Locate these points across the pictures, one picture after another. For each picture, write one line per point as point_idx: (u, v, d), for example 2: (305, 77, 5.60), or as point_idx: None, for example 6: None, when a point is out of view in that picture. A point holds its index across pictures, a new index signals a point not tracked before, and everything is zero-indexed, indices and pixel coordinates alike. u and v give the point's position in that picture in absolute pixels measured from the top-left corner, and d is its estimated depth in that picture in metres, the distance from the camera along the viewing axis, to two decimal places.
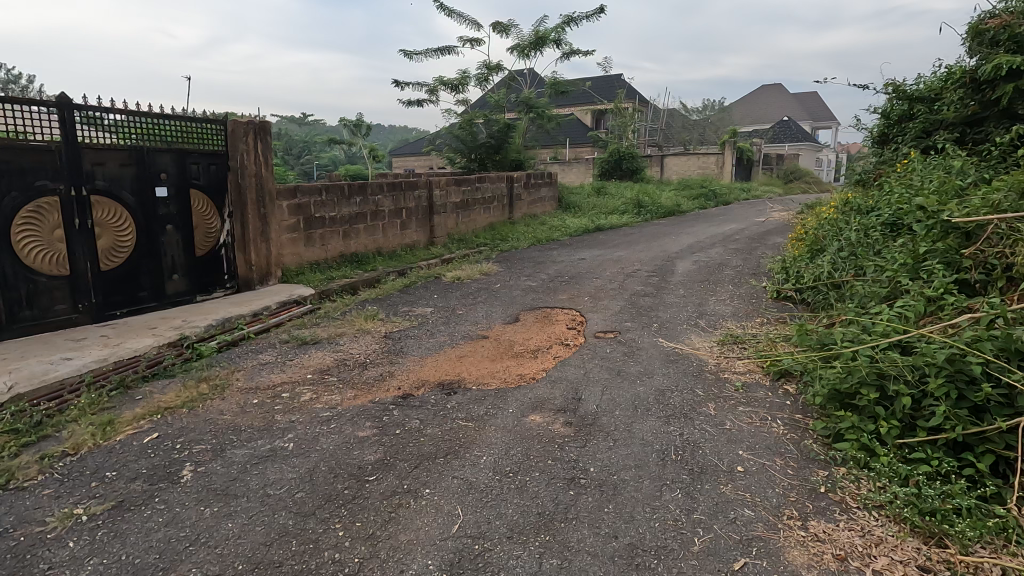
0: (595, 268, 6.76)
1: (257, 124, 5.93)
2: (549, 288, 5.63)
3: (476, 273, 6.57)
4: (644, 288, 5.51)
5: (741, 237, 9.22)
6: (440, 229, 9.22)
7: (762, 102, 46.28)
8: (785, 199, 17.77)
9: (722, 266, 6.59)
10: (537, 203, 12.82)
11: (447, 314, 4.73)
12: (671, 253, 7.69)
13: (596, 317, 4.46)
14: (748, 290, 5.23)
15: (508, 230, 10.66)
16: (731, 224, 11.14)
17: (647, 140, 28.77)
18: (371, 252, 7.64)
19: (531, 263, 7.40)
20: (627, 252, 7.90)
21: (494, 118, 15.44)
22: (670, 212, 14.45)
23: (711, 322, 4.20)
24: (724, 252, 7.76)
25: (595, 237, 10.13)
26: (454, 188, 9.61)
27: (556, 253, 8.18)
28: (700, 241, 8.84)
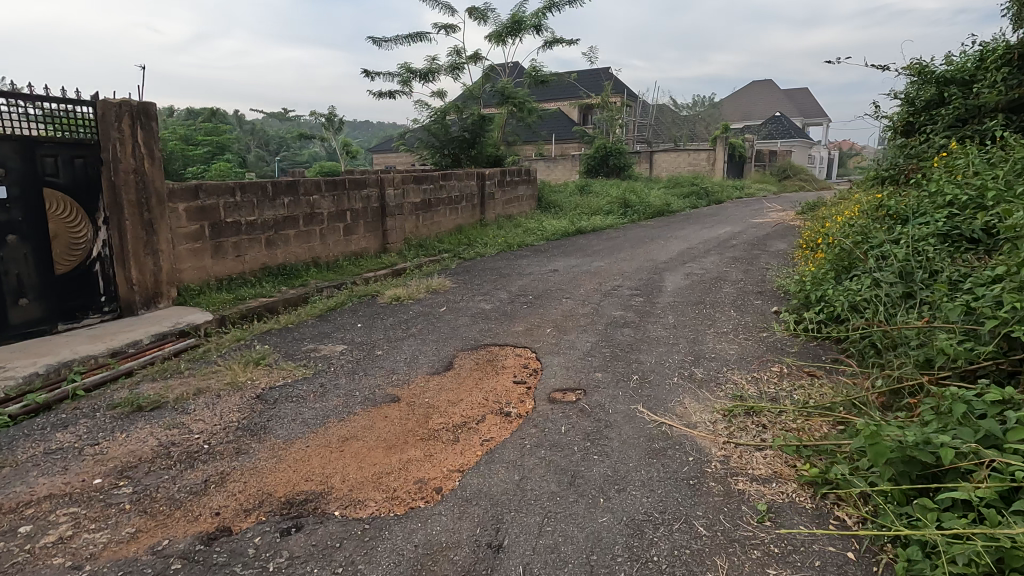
0: (568, 284, 5.60)
1: (137, 106, 4.69)
2: (505, 314, 4.48)
3: (420, 291, 5.39)
4: (624, 313, 4.37)
5: (739, 241, 8.13)
6: (395, 234, 8.03)
7: (753, 98, 45.41)
8: (781, 198, 16.72)
9: (720, 281, 5.46)
10: (513, 203, 11.66)
11: (360, 357, 3.55)
12: (659, 263, 6.55)
13: (556, 363, 3.30)
14: (755, 318, 4.10)
15: (477, 233, 9.49)
16: (726, 226, 10.06)
17: (635, 136, 27.66)
18: (304, 263, 6.45)
19: (493, 276, 6.23)
20: (607, 262, 6.75)
21: (468, 110, 14.25)
22: (659, 212, 13.33)
23: (711, 372, 3.07)
24: (722, 262, 6.63)
25: (574, 242, 8.98)
26: (413, 187, 8.42)
27: (525, 263, 7.02)
28: (692, 247, 7.72)
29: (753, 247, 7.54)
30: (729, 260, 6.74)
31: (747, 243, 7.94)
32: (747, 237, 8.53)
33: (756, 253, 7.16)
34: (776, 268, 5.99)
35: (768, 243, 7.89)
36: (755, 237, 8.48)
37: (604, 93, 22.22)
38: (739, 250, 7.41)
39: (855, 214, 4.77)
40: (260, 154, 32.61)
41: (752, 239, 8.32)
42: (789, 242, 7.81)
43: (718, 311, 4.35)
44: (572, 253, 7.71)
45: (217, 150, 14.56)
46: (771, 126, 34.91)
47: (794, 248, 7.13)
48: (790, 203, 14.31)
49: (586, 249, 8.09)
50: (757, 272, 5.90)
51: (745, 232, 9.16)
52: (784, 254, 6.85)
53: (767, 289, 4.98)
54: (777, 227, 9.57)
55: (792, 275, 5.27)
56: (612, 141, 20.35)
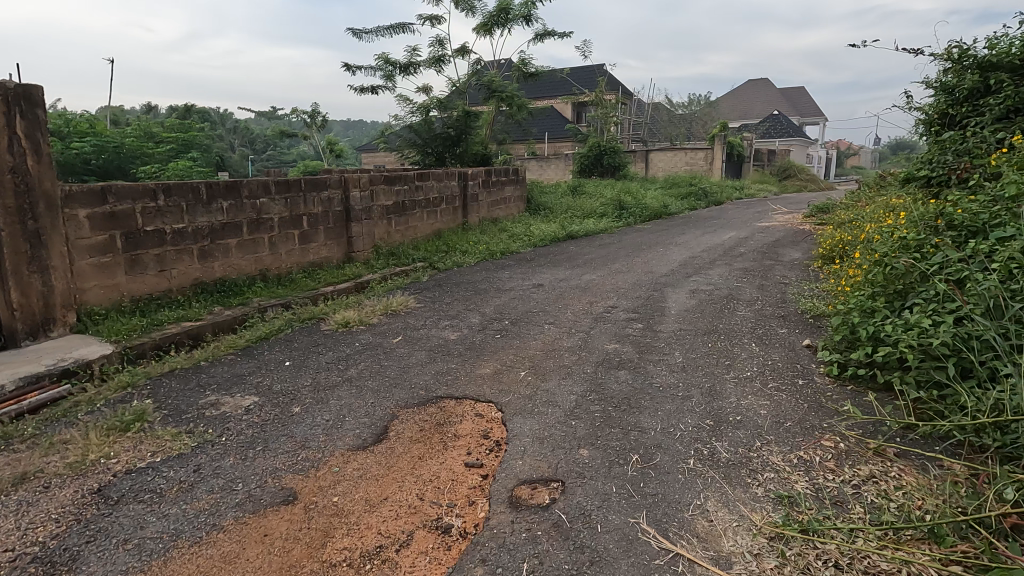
0: (553, 304, 4.75)
1: (19, 90, 3.79)
2: (473, 347, 3.62)
3: (377, 313, 4.53)
4: (618, 347, 3.53)
5: (747, 249, 7.30)
6: (363, 242, 7.17)
7: (750, 96, 44.70)
8: (784, 199, 15.91)
9: (732, 301, 4.61)
10: (499, 205, 10.81)
11: (270, 417, 2.68)
12: (659, 276, 5.71)
13: (527, 429, 2.45)
14: (784, 356, 3.26)
15: (457, 239, 8.63)
16: (731, 231, 9.24)
17: (631, 134, 26.85)
18: (249, 278, 5.57)
19: (467, 293, 5.37)
20: (599, 275, 5.91)
21: (453, 106, 13.37)
22: (656, 214, 12.51)
23: (740, 450, 2.21)
24: (733, 275, 5.78)
25: (564, 250, 8.13)
26: (384, 187, 7.56)
27: (506, 276, 6.17)
28: (696, 256, 6.87)
29: (764, 256, 6.71)
30: (739, 272, 5.89)
31: (755, 251, 7.11)
32: (756, 244, 7.70)
33: (767, 263, 6.32)
34: (796, 284, 5.16)
35: (779, 251, 7.06)
36: (764, 244, 7.66)
37: (598, 89, 21.39)
38: (748, 259, 6.57)
39: (901, 224, 3.94)
40: (243, 153, 31.59)
41: (761, 247, 7.51)
42: (803, 250, 6.98)
43: (736, 345, 3.50)
44: (560, 263, 6.86)
45: (182, 148, 13.60)
46: (769, 124, 34.23)
47: (810, 259, 6.31)
48: (795, 204, 13.55)
49: (575, 258, 7.24)
50: (773, 288, 5.06)
51: (752, 238, 8.33)
52: (801, 265, 6.02)
53: (791, 314, 4.13)
54: (786, 233, 8.76)
55: (822, 296, 4.44)
56: (607, 139, 19.53)
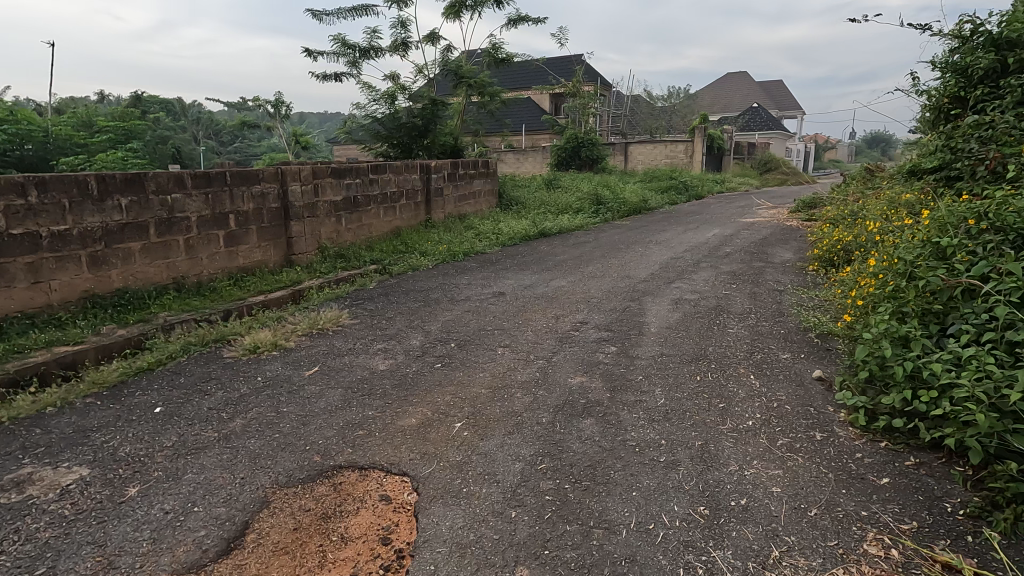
0: (513, 319, 4.01)
1: None
2: (402, 384, 2.87)
3: (299, 334, 3.75)
4: (585, 383, 2.81)
5: (733, 249, 6.65)
6: (306, 243, 6.34)
7: (729, 90, 44.43)
8: (766, 193, 15.39)
9: (722, 315, 3.92)
10: (467, 200, 10.04)
11: (90, 505, 1.90)
12: (637, 283, 5.01)
13: (446, 528, 1.72)
14: (793, 395, 2.59)
15: (418, 238, 7.85)
16: (714, 228, 8.61)
17: (609, 126, 26.21)
18: (157, 288, 4.72)
19: (415, 305, 4.60)
20: (570, 281, 5.19)
21: (420, 94, 12.52)
22: (635, 210, 11.85)
23: (749, 568, 1.51)
24: (720, 280, 5.11)
25: (534, 249, 7.39)
26: (331, 181, 6.73)
27: (464, 282, 5.41)
28: (678, 257, 6.19)
29: (753, 257, 6.06)
30: (727, 277, 5.22)
31: (743, 251, 6.46)
32: (743, 243, 7.05)
33: (757, 265, 5.68)
34: (793, 292, 4.50)
35: (769, 251, 6.43)
36: (752, 243, 7.04)
37: (575, 79, 20.65)
38: (736, 261, 5.92)
39: (925, 226, 3.31)
40: (206, 145, 30.17)
41: (748, 246, 6.87)
42: (795, 250, 6.34)
43: (731, 379, 2.80)
44: (527, 266, 6.13)
45: (122, 138, 12.52)
46: (748, 117, 33.96)
47: (804, 261, 5.68)
48: (779, 199, 13.02)
49: (545, 260, 6.52)
50: (768, 298, 4.39)
51: (737, 236, 7.68)
52: (795, 268, 5.37)
53: (794, 334, 3.46)
54: (773, 229, 8.15)
55: (830, 310, 3.78)
56: (584, 131, 18.84)
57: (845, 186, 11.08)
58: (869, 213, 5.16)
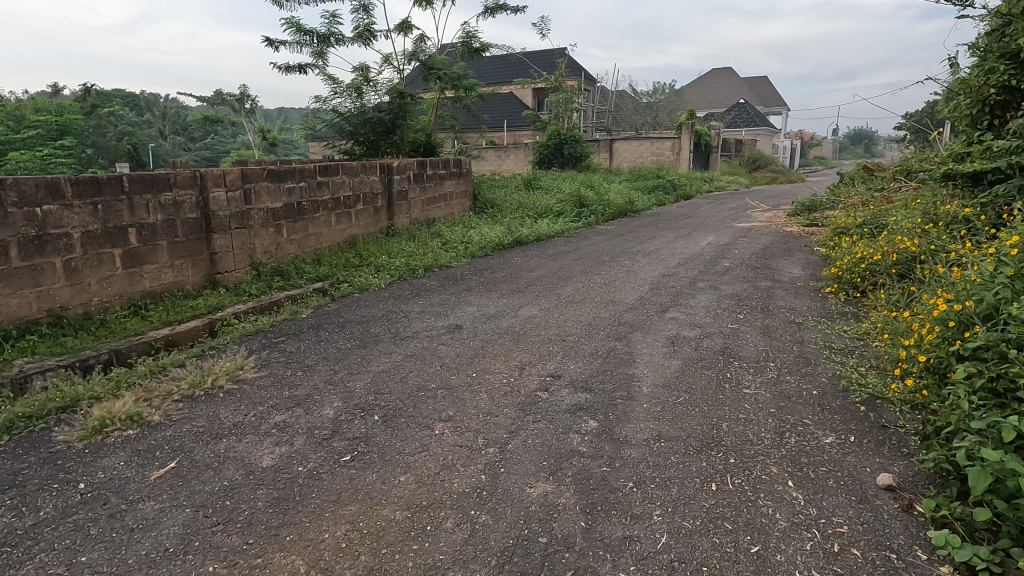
0: (465, 370, 3.12)
1: None
2: (282, 499, 1.96)
3: (175, 398, 2.82)
4: (551, 498, 1.91)
5: (732, 262, 5.82)
6: (235, 260, 5.38)
7: (714, 86, 43.86)
8: (758, 193, 14.62)
9: (732, 363, 3.06)
10: (436, 203, 9.11)
11: None
12: (623, 311, 4.14)
13: None
14: (859, 525, 1.73)
15: (375, 248, 6.92)
16: (708, 234, 7.78)
17: (593, 122, 25.38)
18: (22, 325, 3.77)
19: (348, 345, 3.68)
20: (543, 309, 4.30)
21: (387, 86, 11.52)
22: (620, 212, 11.00)
23: None
24: (724, 306, 4.26)
25: (507, 263, 6.50)
26: (267, 186, 5.77)
27: (416, 309, 4.49)
28: (671, 275, 5.33)
29: (758, 274, 5.23)
30: (731, 301, 4.38)
31: (745, 266, 5.62)
32: (743, 255, 6.22)
33: (763, 284, 4.85)
34: (816, 326, 3.65)
35: (774, 265, 5.61)
36: (752, 254, 6.23)
37: (557, 73, 19.76)
38: (738, 279, 5.08)
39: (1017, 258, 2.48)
40: (172, 142, 28.78)
41: (749, 258, 6.05)
42: (803, 265, 5.53)
43: (760, 487, 1.93)
44: (495, 285, 5.24)
45: (55, 134, 11.42)
46: (735, 114, 33.35)
47: (818, 280, 4.85)
48: (773, 200, 12.25)
49: (517, 276, 5.62)
50: (786, 335, 3.53)
51: (735, 245, 6.85)
52: (810, 291, 4.53)
53: (831, 398, 2.61)
54: (773, 237, 7.34)
55: (873, 362, 2.94)
56: (566, 128, 17.97)
57: (845, 187, 10.32)
58: (902, 227, 4.35)
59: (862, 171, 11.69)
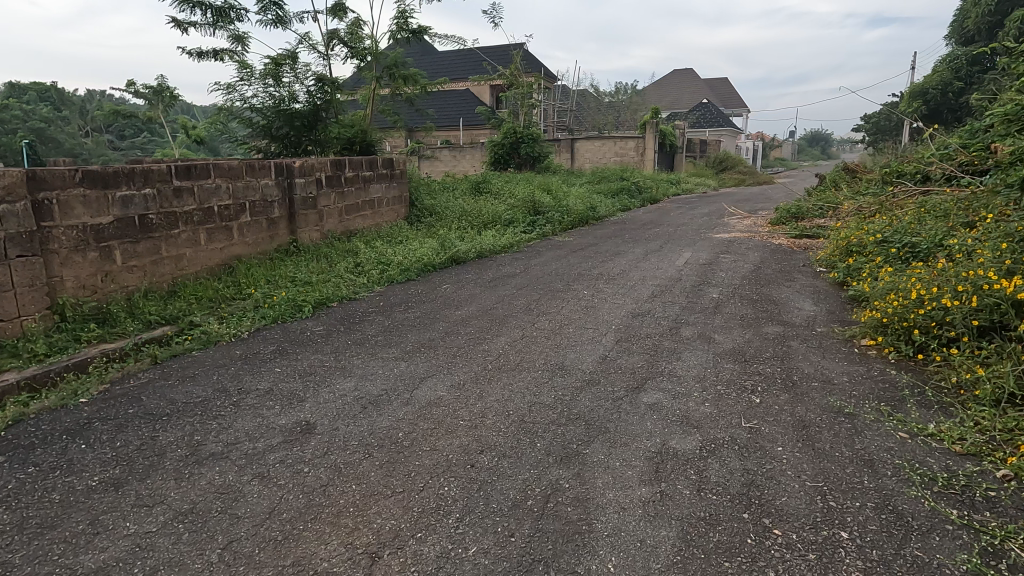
0: (264, 566, 1.60)
1: None
2: None
3: None
4: None
5: (719, 292, 4.46)
6: (19, 301, 3.67)
7: (676, 87, 43.33)
8: (729, 197, 13.51)
9: (771, 540, 1.63)
10: (355, 210, 7.54)
11: None
12: (576, 392, 2.69)
13: None
14: None
15: (261, 273, 5.30)
16: (684, 249, 6.45)
17: (554, 122, 24.07)
18: None
19: (98, 479, 2.11)
20: (456, 386, 2.81)
21: (306, 73, 9.82)
22: (581, 220, 9.61)
23: None
24: (726, 376, 2.84)
25: (432, 293, 4.99)
26: (80, 194, 4.11)
27: (265, 386, 2.94)
28: (644, 315, 3.93)
29: (761, 315, 3.87)
30: (736, 365, 2.97)
31: (739, 299, 4.27)
32: (732, 280, 4.87)
33: (772, 333, 3.49)
34: (885, 425, 2.27)
35: (776, 298, 4.27)
36: (744, 279, 4.90)
37: (512, 67, 18.33)
38: (736, 323, 3.70)
39: None
40: (93, 141, 26.12)
41: (742, 285, 4.70)
42: (814, 300, 4.21)
43: None
44: (402, 335, 3.72)
45: None
46: (698, 115, 32.77)
47: (844, 326, 3.52)
48: (748, 205, 11.10)
49: (437, 318, 4.12)
50: (843, 448, 2.12)
51: (719, 265, 5.52)
52: (842, 347, 3.18)
53: None
54: (762, 255, 6.05)
55: None
56: (523, 125, 16.55)
57: (830, 192, 9.22)
58: (982, 259, 3.04)
59: (843, 174, 10.66)
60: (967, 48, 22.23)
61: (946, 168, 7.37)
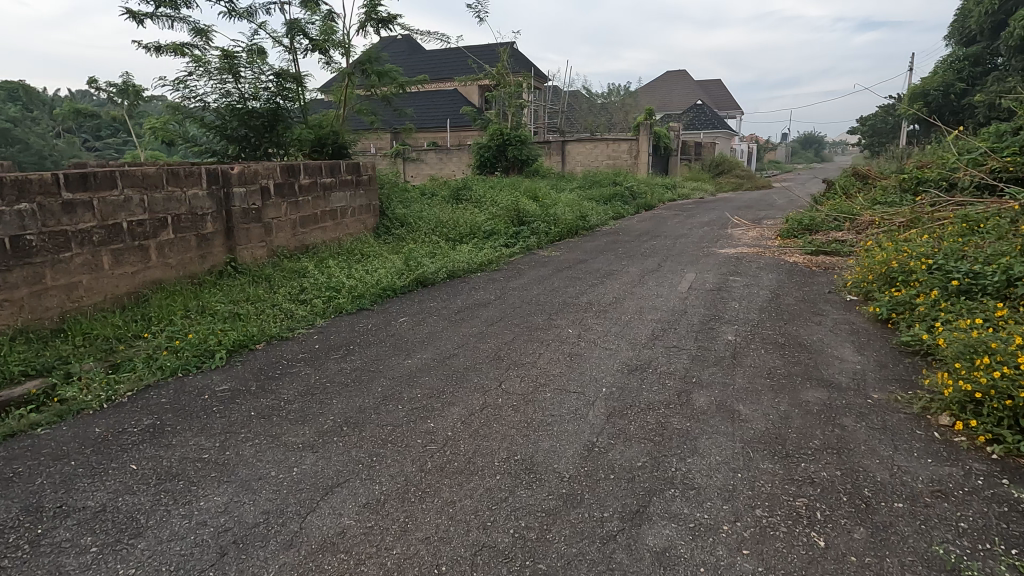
0: None
1: None
2: None
3: None
4: None
5: (735, 334, 3.59)
6: None
7: (670, 88, 42.69)
8: (729, 203, 12.70)
9: None
10: (310, 220, 6.65)
11: None
12: (549, 522, 1.81)
13: None
14: None
15: (180, 303, 4.39)
16: (686, 270, 5.59)
17: (545, 123, 23.24)
18: None
19: None
20: (375, 506, 1.92)
21: (265, 67, 8.87)
22: (570, 231, 8.74)
23: None
24: (763, 487, 1.96)
25: (385, 329, 4.11)
26: None
27: (100, 499, 2.03)
28: (642, 370, 3.06)
29: (792, 370, 3.00)
30: (774, 465, 2.10)
31: (761, 344, 3.40)
32: (748, 315, 4.02)
33: (813, 401, 2.62)
34: None
35: (807, 343, 3.41)
36: (761, 313, 4.04)
37: (499, 66, 17.47)
38: (762, 384, 2.84)
39: None
40: (65, 141, 24.97)
41: (760, 322, 3.85)
42: (856, 346, 3.35)
43: None
44: (325, 401, 2.82)
45: None
46: (692, 117, 32.12)
47: (909, 393, 2.67)
48: (751, 213, 10.28)
49: (380, 370, 3.23)
50: None
51: (730, 292, 4.67)
52: (915, 432, 2.32)
53: None
54: (778, 277, 5.20)
55: None
56: (511, 127, 15.70)
57: (842, 201, 8.41)
58: None
59: (853, 180, 9.86)
60: (969, 49, 21.62)
61: (977, 175, 6.57)
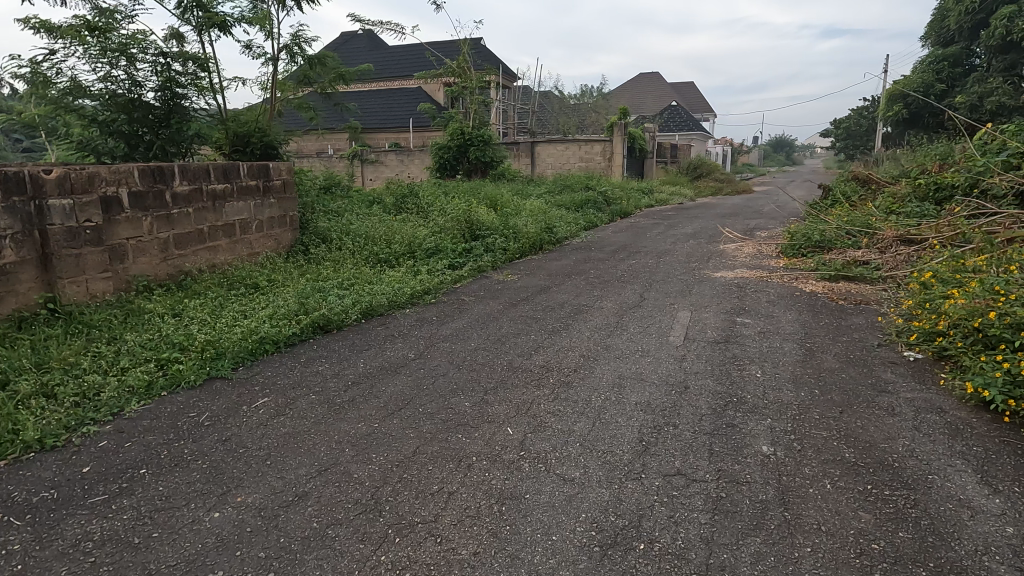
0: None
1: None
2: None
3: None
4: None
5: (771, 443, 2.22)
6: None
7: (643, 90, 41.88)
8: (713, 211, 11.50)
9: None
10: (188, 239, 5.11)
11: None
12: None
13: None
14: None
15: None
16: (678, 308, 4.22)
17: (514, 123, 21.89)
18: None
19: None
20: None
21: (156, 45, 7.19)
22: (533, 246, 7.35)
23: None
24: None
25: (224, 423, 2.63)
26: None
27: None
28: (627, 547, 1.66)
29: (896, 544, 1.65)
30: None
31: (820, 468, 2.05)
32: (781, 395, 2.66)
33: None
34: None
35: (894, 464, 2.06)
36: (799, 391, 2.70)
37: (461, 59, 16.02)
38: None
39: None
40: None
41: (803, 411, 2.50)
42: (977, 471, 2.02)
43: None
44: None
45: None
46: (666, 119, 31.23)
47: None
48: (741, 222, 9.07)
49: (150, 546, 1.76)
50: None
51: (744, 347, 3.32)
52: None
53: None
54: (800, 318, 3.88)
55: None
56: (473, 125, 14.26)
57: (848, 210, 7.22)
58: None
59: (854, 186, 8.71)
60: (947, 49, 21.00)
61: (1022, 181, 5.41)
